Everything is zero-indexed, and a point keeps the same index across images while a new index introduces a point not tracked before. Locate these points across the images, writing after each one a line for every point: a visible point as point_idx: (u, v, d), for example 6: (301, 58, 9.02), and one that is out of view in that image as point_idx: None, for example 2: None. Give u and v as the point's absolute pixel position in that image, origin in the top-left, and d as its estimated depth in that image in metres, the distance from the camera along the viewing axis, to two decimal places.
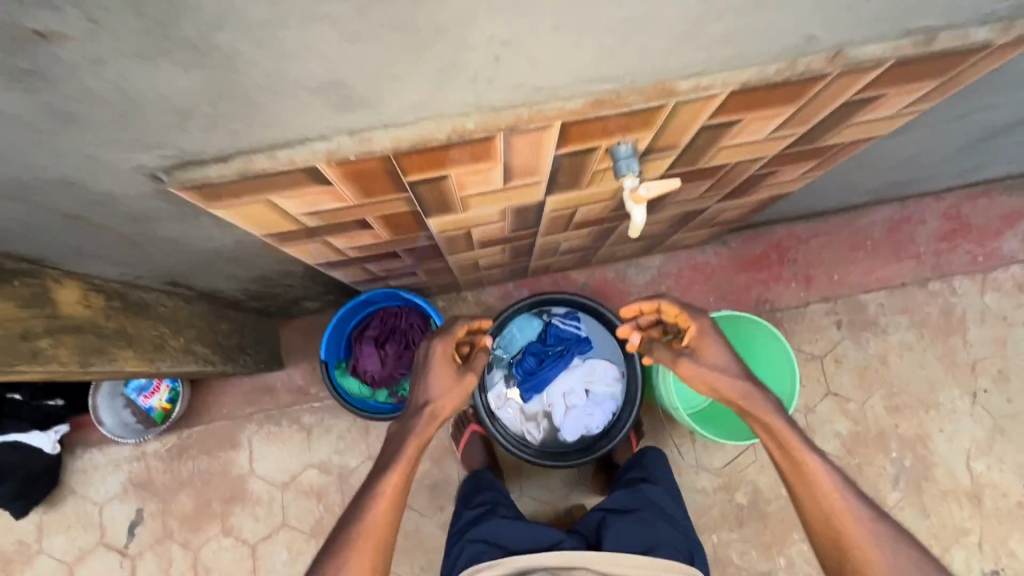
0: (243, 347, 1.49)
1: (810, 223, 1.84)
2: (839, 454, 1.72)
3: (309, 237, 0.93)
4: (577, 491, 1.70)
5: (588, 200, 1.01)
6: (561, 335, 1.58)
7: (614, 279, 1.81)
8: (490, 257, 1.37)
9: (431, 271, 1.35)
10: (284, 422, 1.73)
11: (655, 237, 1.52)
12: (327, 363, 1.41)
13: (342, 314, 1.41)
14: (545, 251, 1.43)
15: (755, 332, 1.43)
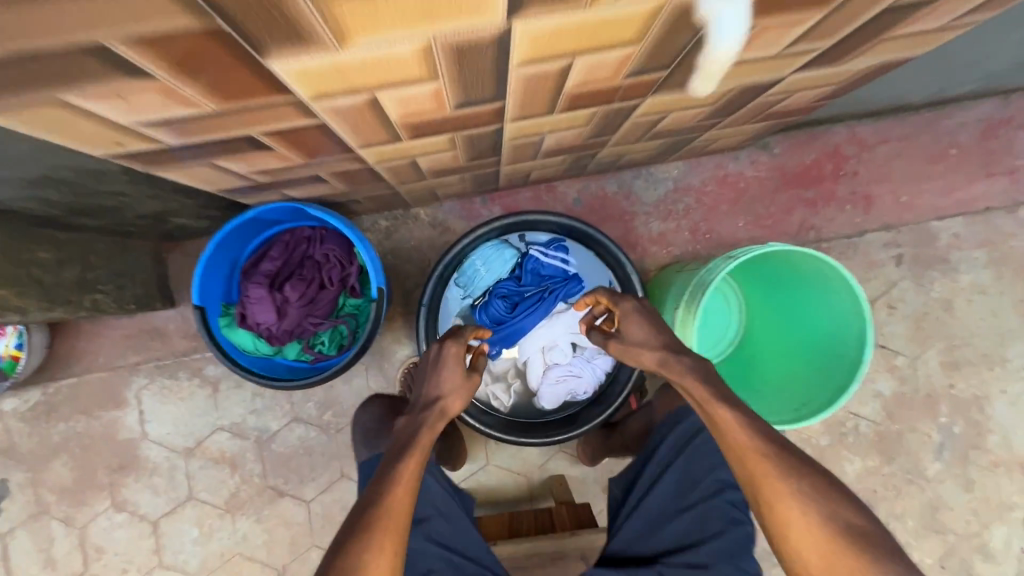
0: (92, 282, 1.05)
1: (880, 122, 1.38)
2: (878, 419, 1.41)
3: (32, 95, 0.48)
4: (555, 459, 1.38)
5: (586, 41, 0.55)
6: (543, 271, 1.15)
7: (616, 194, 1.36)
8: (436, 156, 0.92)
9: (346, 175, 0.89)
10: (182, 374, 1.34)
11: (680, 134, 1.06)
12: (205, 309, 0.97)
13: (220, 241, 0.96)
14: (521, 150, 0.97)
15: (822, 275, 0.98)
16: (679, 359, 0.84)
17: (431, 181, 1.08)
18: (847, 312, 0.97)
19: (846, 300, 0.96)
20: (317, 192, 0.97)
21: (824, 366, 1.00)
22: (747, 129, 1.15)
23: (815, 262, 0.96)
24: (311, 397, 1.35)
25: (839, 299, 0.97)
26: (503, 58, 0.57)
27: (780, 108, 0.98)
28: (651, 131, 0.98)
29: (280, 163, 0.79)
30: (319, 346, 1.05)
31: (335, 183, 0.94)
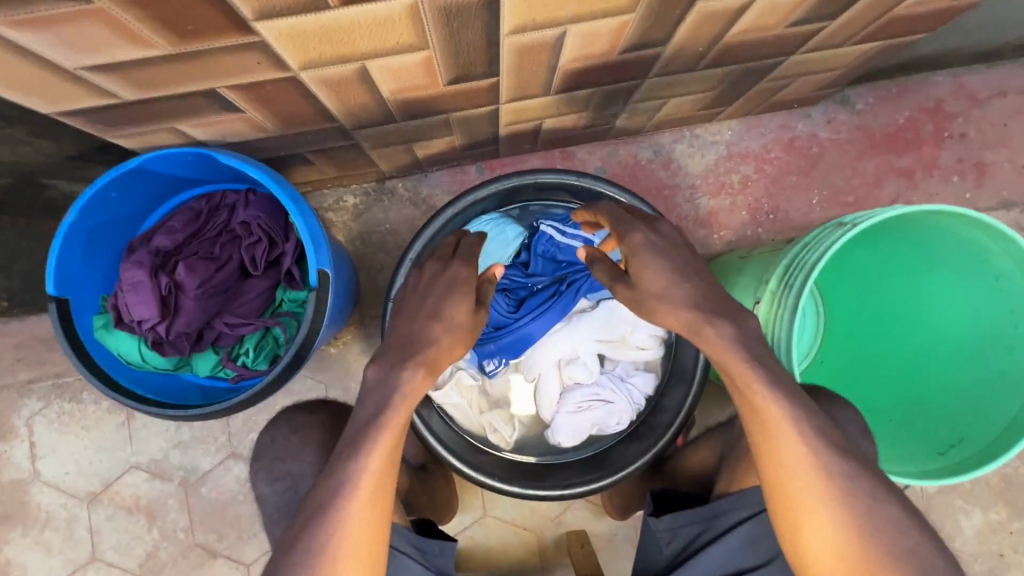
0: None
1: (994, 70, 1.06)
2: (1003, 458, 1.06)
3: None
4: (574, 510, 1.05)
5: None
6: (559, 257, 0.84)
7: (652, 163, 1.05)
8: (401, 73, 0.59)
9: (264, 95, 0.59)
10: (87, 396, 1.02)
11: (755, 60, 0.75)
12: (65, 302, 0.66)
13: (79, 201, 0.65)
14: (528, 77, 0.67)
15: (981, 254, 0.66)
16: (716, 329, 0.62)
17: (405, 129, 0.76)
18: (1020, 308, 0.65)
19: (1022, 294, 0.64)
20: (235, 132, 0.67)
21: (976, 392, 0.68)
22: (844, 62, 0.82)
23: (976, 235, 0.64)
24: (253, 426, 1.03)
25: (1009, 292, 0.65)
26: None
27: (907, 7, 0.67)
28: (720, 41, 0.67)
29: (131, 53, 0.46)
30: (238, 354, 0.74)
31: (256, 116, 0.63)
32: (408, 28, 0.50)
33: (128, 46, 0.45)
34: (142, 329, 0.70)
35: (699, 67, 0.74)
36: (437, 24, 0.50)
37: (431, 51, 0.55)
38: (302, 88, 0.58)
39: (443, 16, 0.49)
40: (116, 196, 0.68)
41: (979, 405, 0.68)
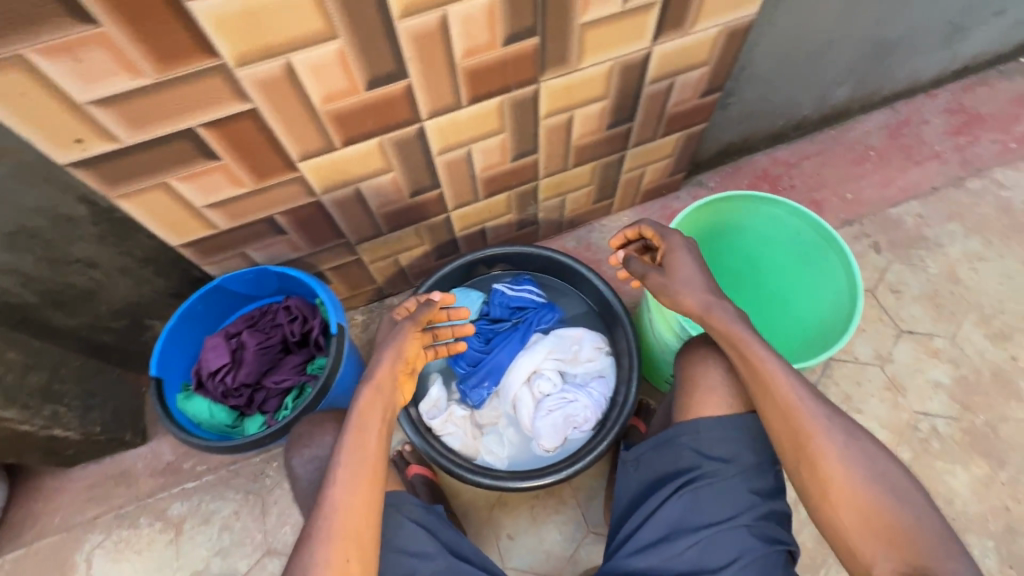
0: (55, 391, 1.02)
1: (794, 145, 1.52)
2: (954, 413, 1.17)
3: None
4: (586, 545, 1.11)
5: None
6: (512, 304, 1.14)
7: (577, 249, 1.42)
8: (381, 191, 0.99)
9: (301, 217, 0.98)
10: (141, 522, 1.17)
11: (604, 155, 1.18)
12: (161, 380, 0.94)
13: (180, 311, 0.99)
14: (463, 187, 1.09)
15: (783, 222, 1.00)
16: None
17: (390, 239, 1.15)
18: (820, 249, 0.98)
19: (807, 233, 0.98)
20: (279, 253, 1.05)
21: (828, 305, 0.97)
22: (668, 150, 1.27)
23: (772, 210, 1.00)
24: (286, 520, 1.15)
25: (809, 240, 0.99)
26: (385, 10, 0.68)
27: (674, 108, 1.12)
28: (571, 144, 1.10)
29: (233, 190, 0.86)
30: (279, 411, 0.98)
31: (296, 236, 1.02)
32: (380, 157, 0.91)
33: (233, 186, 0.85)
34: (212, 395, 0.97)
35: (569, 165, 1.16)
36: (395, 153, 0.92)
37: (396, 171, 0.96)
38: (324, 210, 0.98)
39: (398, 147, 0.91)
40: (200, 307, 1.02)
41: (833, 310, 0.96)
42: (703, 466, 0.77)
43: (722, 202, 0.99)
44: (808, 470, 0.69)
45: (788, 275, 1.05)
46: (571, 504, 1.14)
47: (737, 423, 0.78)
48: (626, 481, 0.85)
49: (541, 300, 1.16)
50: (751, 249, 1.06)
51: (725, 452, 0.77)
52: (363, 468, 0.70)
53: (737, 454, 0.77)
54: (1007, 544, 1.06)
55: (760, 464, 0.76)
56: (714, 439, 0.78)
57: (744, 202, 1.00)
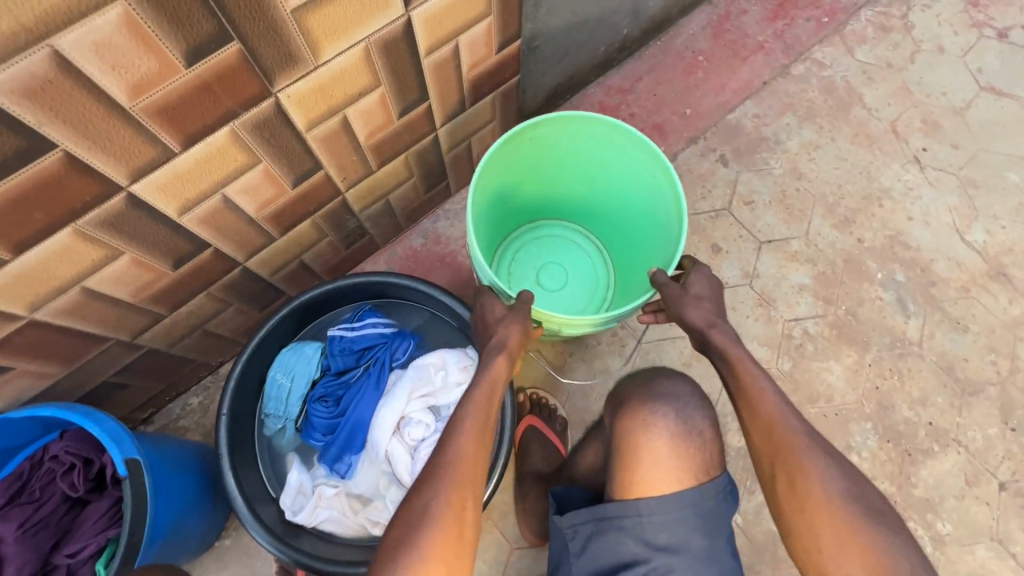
0: None
1: (625, 67, 1.40)
2: (820, 311, 1.21)
3: None
4: (512, 564, 1.05)
5: (5, 4, 0.44)
6: (357, 347, 0.97)
7: (426, 246, 1.25)
8: (124, 278, 0.76)
9: (21, 345, 0.73)
10: None
11: (412, 143, 0.99)
12: None
13: None
14: (244, 234, 0.86)
15: (611, 140, 0.91)
16: None
17: (180, 317, 0.92)
18: (649, 167, 0.90)
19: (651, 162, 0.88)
20: (22, 388, 0.80)
21: (663, 231, 0.91)
22: (487, 114, 1.09)
23: (596, 127, 0.89)
24: None
25: (639, 157, 0.90)
26: None
27: (472, 73, 0.94)
28: (362, 146, 0.89)
29: None
30: None
31: (32, 365, 0.77)
32: (90, 247, 0.67)
33: None
34: None
35: (373, 167, 0.96)
36: (112, 235, 0.68)
37: (130, 252, 0.73)
38: (51, 325, 0.74)
39: (109, 227, 0.67)
40: None
41: (667, 239, 0.90)
42: (651, 560, 0.66)
43: (556, 123, 0.88)
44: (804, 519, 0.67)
45: (630, 193, 0.98)
46: (488, 528, 1.06)
47: (684, 502, 0.68)
48: (563, 554, 0.73)
49: (389, 332, 0.99)
50: (605, 165, 0.96)
51: (672, 539, 0.67)
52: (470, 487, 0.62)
53: (686, 541, 0.67)
54: (882, 420, 1.13)
55: (709, 545, 0.68)
56: (660, 526, 0.67)
57: (568, 123, 0.89)
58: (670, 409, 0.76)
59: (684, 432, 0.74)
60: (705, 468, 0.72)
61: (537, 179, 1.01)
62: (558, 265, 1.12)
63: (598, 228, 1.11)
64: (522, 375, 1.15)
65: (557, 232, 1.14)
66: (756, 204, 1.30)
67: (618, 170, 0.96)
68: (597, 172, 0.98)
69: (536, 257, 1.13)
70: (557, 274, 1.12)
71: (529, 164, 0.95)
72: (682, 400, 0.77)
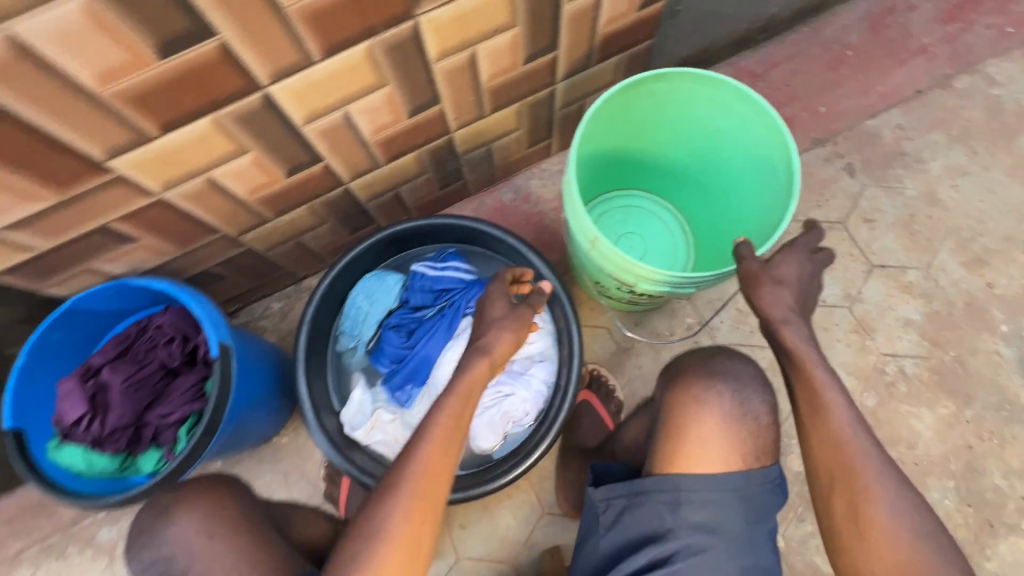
0: None
1: (763, 50, 1.28)
2: (923, 352, 1.10)
3: None
4: (541, 527, 1.06)
5: None
6: (435, 286, 0.99)
7: (515, 201, 1.23)
8: (244, 175, 0.80)
9: (147, 221, 0.79)
10: (72, 550, 1.10)
11: (529, 93, 0.96)
12: (19, 432, 0.79)
13: (28, 348, 0.81)
14: (355, 154, 0.88)
15: (728, 109, 0.82)
16: None
17: (282, 223, 0.96)
18: (765, 141, 0.81)
19: (771, 137, 0.79)
20: (140, 261, 0.87)
21: (768, 215, 0.83)
22: (609, 77, 1.05)
23: (715, 93, 0.81)
24: None
25: (756, 132, 0.81)
26: None
27: (607, 27, 0.90)
28: (482, 86, 0.87)
29: (29, 207, 0.66)
30: (175, 445, 0.86)
31: (153, 241, 0.84)
32: (223, 139, 0.71)
33: (28, 202, 0.65)
34: (86, 438, 0.82)
35: (486, 111, 0.95)
36: (244, 131, 0.71)
37: (254, 151, 0.75)
38: (177, 207, 0.79)
39: (243, 122, 0.70)
40: (57, 336, 0.84)
41: (772, 224, 0.81)
42: (684, 536, 0.64)
43: (674, 78, 0.80)
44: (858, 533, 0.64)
45: (736, 173, 0.89)
46: (523, 488, 1.08)
47: (729, 483, 0.66)
48: (591, 526, 0.71)
49: (469, 278, 1.00)
50: (714, 135, 0.88)
51: (710, 519, 0.65)
52: (421, 501, 0.61)
53: (723, 522, 0.65)
54: (967, 483, 1.04)
55: (748, 531, 0.65)
56: (699, 505, 0.65)
57: (685, 82, 0.80)
58: (728, 386, 0.72)
59: (741, 412, 0.70)
60: (756, 456, 0.69)
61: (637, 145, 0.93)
62: (638, 236, 1.05)
63: (687, 206, 1.03)
64: (587, 349, 1.14)
65: (642, 202, 1.06)
66: (879, 223, 1.18)
67: (727, 143, 0.87)
68: (703, 145, 0.90)
69: (618, 224, 1.05)
70: (636, 245, 1.05)
71: (634, 127, 0.88)
72: (743, 381, 0.72)
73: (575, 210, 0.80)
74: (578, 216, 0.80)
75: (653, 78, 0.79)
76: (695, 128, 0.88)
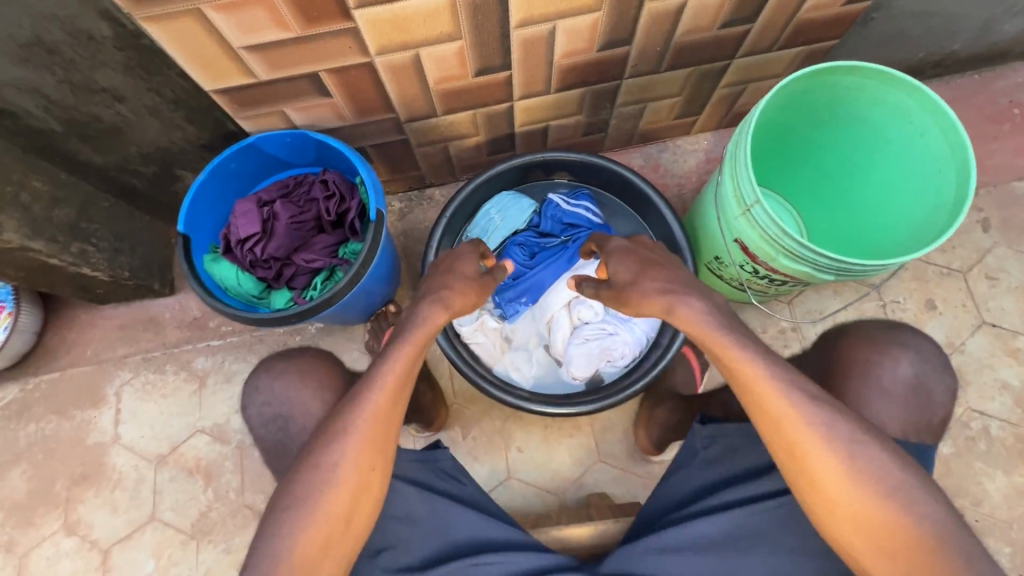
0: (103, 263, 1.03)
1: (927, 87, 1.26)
2: (1013, 418, 1.09)
3: None
4: (593, 471, 1.11)
5: None
6: (564, 218, 1.03)
7: (643, 168, 1.27)
8: (443, 63, 0.85)
9: (348, 82, 0.85)
10: (168, 369, 1.19)
11: (706, 61, 0.99)
12: (187, 238, 0.88)
13: (213, 168, 0.89)
14: (537, 73, 0.93)
15: (909, 118, 0.82)
16: None
17: (443, 123, 1.01)
18: (939, 158, 0.81)
19: (948, 154, 0.79)
20: (320, 118, 0.93)
21: (923, 230, 0.83)
22: (782, 67, 1.06)
23: (901, 99, 0.81)
24: (249, 473, 1.13)
25: (932, 146, 0.81)
26: None
27: (808, 14, 0.92)
28: (673, 38, 0.91)
29: (275, 33, 0.73)
30: (308, 291, 0.94)
31: (340, 103, 0.90)
32: (448, 19, 0.76)
33: (276, 28, 0.72)
34: (240, 262, 0.92)
35: (663, 66, 0.98)
36: (468, 17, 0.77)
37: (464, 40, 0.81)
38: (376, 77, 0.85)
39: (472, 8, 0.75)
40: (233, 165, 0.92)
41: (926, 239, 0.82)
42: None
43: (865, 74, 0.80)
44: (806, 484, 0.63)
45: (891, 184, 0.90)
46: (585, 431, 1.12)
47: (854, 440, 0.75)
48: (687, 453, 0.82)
49: (598, 219, 1.04)
50: (881, 141, 0.88)
51: None
52: (362, 443, 0.65)
53: None
54: None
55: None
56: None
57: (875, 81, 0.81)
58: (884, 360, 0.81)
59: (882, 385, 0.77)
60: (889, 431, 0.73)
61: (795, 134, 0.94)
62: None
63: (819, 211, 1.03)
64: None
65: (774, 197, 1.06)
66: (1002, 283, 1.16)
67: (893, 152, 0.88)
68: (867, 149, 0.90)
69: None
70: None
71: (805, 114, 0.89)
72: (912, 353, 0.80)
73: (740, 177, 0.82)
74: (741, 183, 0.82)
75: (846, 67, 0.79)
76: (863, 131, 0.89)
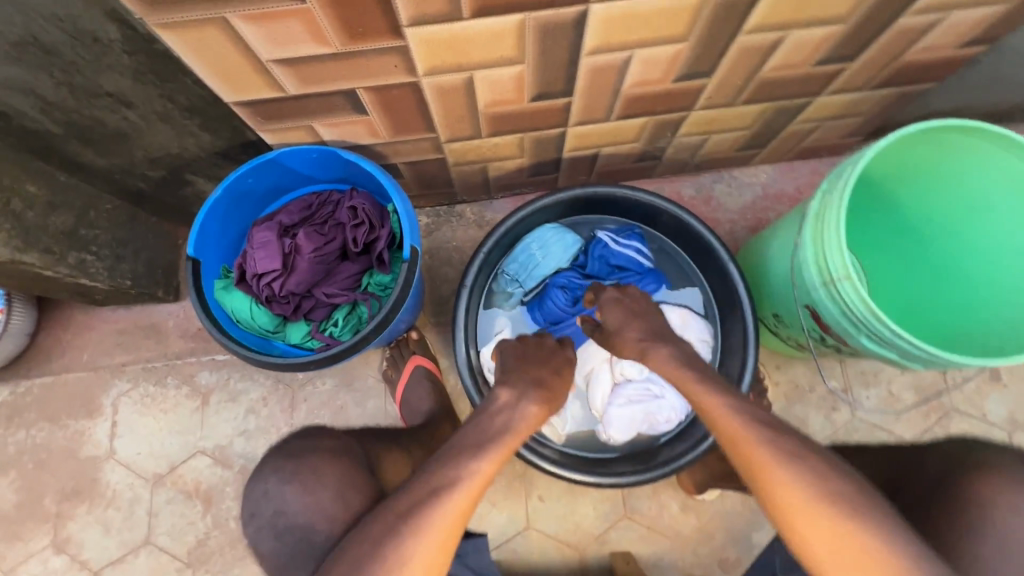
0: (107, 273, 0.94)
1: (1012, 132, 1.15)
2: None
3: None
4: (618, 529, 1.04)
5: None
6: (612, 260, 0.94)
7: (693, 199, 1.16)
8: (498, 86, 0.74)
9: (388, 100, 0.74)
10: (169, 382, 1.11)
11: (787, 97, 0.88)
12: (197, 262, 0.79)
13: (228, 185, 0.79)
14: (600, 101, 0.82)
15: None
16: None
17: (486, 145, 0.90)
18: None
19: None
20: (351, 135, 0.82)
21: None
22: (867, 106, 0.95)
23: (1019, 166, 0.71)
24: None
25: None
26: None
27: (914, 55, 0.80)
28: (759, 73, 0.80)
29: (311, 48, 0.62)
30: (328, 327, 0.85)
31: (376, 121, 0.79)
32: (513, 43, 0.65)
33: (312, 43, 0.61)
34: (255, 291, 0.83)
35: (739, 99, 0.87)
36: (536, 41, 0.66)
37: (526, 65, 0.70)
38: (421, 97, 0.74)
39: (543, 32, 0.64)
40: (250, 181, 0.83)
41: None
42: None
43: (984, 135, 0.70)
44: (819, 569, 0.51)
45: (987, 257, 0.79)
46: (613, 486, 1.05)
47: None
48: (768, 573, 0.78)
49: (648, 263, 0.95)
50: (983, 209, 0.78)
51: None
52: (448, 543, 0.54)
53: None
54: None
55: None
56: None
57: (993, 144, 0.70)
58: None
59: None
60: None
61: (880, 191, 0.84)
62: None
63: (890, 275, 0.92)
64: None
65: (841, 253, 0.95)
66: None
67: (995, 223, 0.77)
68: (963, 217, 0.80)
69: None
70: None
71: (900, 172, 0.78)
72: None
73: (827, 244, 0.71)
74: (828, 251, 0.71)
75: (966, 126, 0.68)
76: (962, 196, 0.78)
